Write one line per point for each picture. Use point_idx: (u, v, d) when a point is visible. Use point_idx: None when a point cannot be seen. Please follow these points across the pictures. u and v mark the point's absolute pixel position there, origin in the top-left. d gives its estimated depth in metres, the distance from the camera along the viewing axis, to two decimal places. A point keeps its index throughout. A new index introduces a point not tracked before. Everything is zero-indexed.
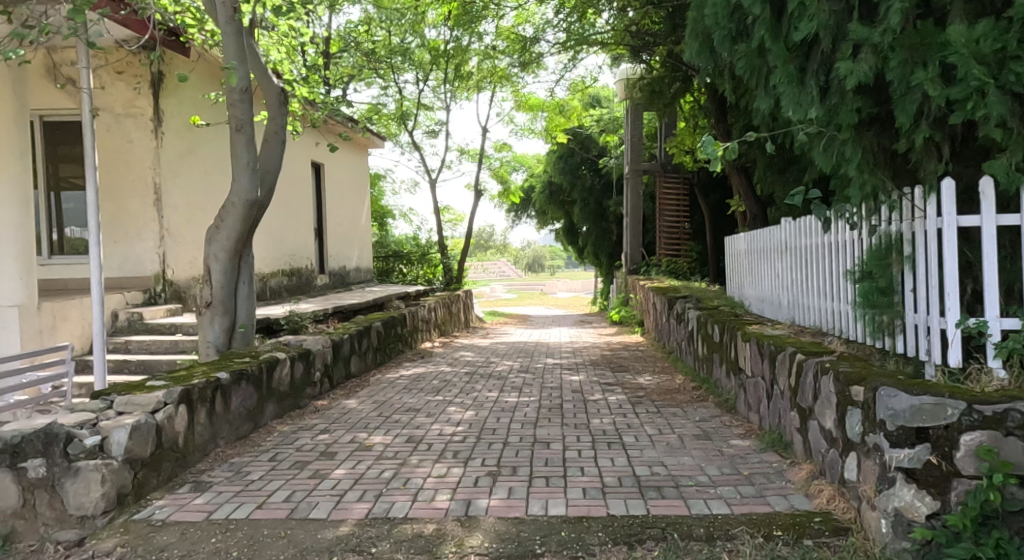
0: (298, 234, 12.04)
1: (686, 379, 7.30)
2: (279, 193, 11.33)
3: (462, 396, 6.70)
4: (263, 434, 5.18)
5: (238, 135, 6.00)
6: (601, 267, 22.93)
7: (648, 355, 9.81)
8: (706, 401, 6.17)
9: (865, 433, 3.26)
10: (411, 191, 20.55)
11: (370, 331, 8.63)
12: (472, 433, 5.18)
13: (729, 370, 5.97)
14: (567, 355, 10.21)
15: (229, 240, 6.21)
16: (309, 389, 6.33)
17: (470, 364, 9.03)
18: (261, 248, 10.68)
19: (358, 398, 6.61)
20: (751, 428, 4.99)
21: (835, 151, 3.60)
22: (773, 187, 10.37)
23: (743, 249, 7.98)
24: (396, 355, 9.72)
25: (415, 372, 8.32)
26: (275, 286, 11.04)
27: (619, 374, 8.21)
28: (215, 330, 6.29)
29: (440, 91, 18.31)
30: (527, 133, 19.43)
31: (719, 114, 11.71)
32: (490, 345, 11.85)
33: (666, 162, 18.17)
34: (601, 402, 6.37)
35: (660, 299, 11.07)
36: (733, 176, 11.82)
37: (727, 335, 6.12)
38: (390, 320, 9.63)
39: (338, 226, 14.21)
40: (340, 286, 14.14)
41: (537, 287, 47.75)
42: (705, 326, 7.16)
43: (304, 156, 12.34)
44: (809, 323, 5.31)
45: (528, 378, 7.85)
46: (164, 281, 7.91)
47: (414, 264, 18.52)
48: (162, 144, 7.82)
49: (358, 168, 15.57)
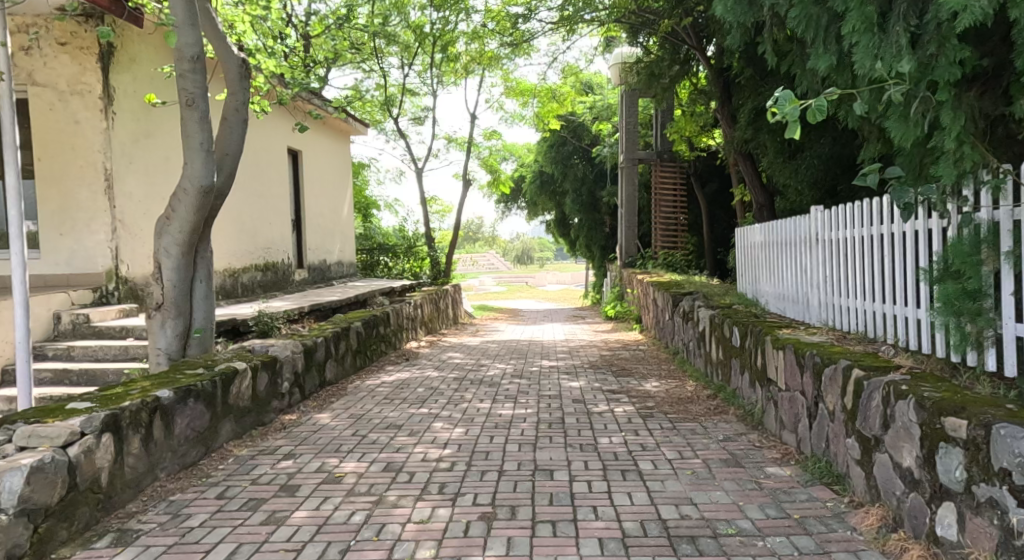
0: (274, 226, 11.24)
1: (699, 387, 6.59)
2: (252, 181, 10.53)
3: (450, 409, 5.96)
4: (215, 460, 4.42)
5: (189, 111, 5.18)
6: (593, 259, 22.23)
7: (650, 356, 9.10)
8: (725, 413, 5.47)
9: (972, 483, 2.62)
10: (396, 181, 19.77)
11: (350, 332, 7.92)
12: (462, 457, 4.44)
13: (753, 380, 5.26)
14: (563, 356, 9.48)
15: (181, 233, 5.42)
16: (276, 402, 5.61)
17: (459, 368, 8.29)
18: (232, 241, 9.88)
19: (333, 412, 5.87)
20: (787, 451, 4.28)
21: (925, 114, 3.19)
22: (783, 175, 9.73)
23: (758, 242, 7.30)
24: (379, 358, 8.98)
25: (399, 378, 7.57)
26: (248, 282, 10.24)
27: (622, 378, 7.49)
28: (166, 335, 5.52)
29: (426, 76, 17.58)
30: (517, 120, 18.66)
31: (723, 97, 11.03)
32: (480, 344, 11.11)
33: (663, 151, 17.48)
34: (607, 415, 5.65)
35: (662, 295, 10.36)
36: (738, 163, 11.12)
37: (749, 340, 5.42)
38: (371, 320, 8.86)
39: (318, 217, 13.40)
40: (320, 281, 13.36)
41: (526, 279, 47.02)
42: (719, 327, 6.46)
43: (279, 142, 11.54)
44: (852, 328, 4.77)
45: (523, 384, 7.11)
46: (117, 278, 7.11)
47: (400, 257, 17.75)
48: (113, 126, 7.01)
49: (340, 155, 14.78)
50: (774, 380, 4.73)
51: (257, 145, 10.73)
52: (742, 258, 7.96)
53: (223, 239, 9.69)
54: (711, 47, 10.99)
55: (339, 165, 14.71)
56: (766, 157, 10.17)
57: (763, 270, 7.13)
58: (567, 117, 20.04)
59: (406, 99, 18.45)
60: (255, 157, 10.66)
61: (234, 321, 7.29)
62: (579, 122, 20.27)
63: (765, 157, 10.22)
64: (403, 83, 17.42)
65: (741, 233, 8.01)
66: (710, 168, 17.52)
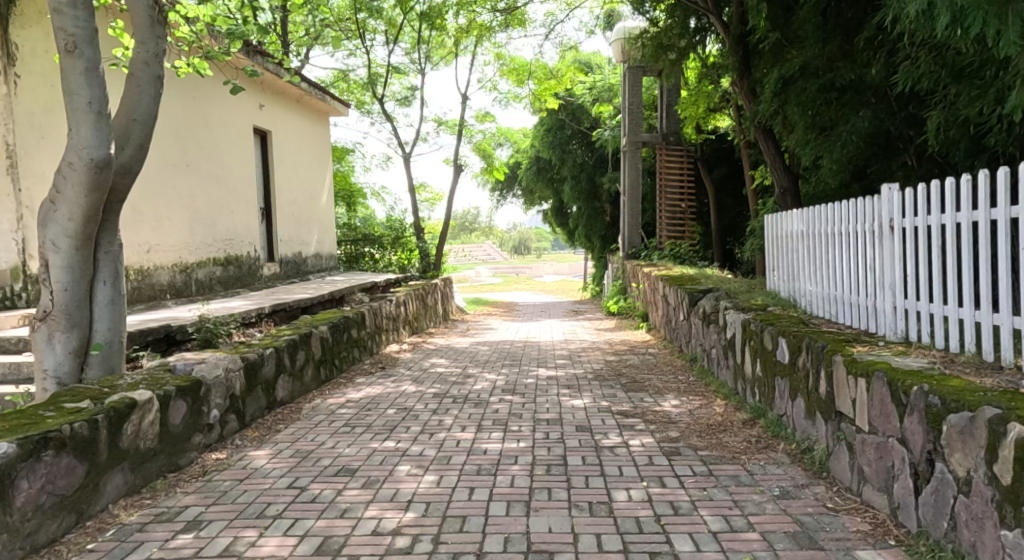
0: (237, 214, 10.01)
1: (730, 409, 5.40)
2: (211, 162, 9.30)
3: (422, 442, 4.75)
4: (88, 535, 3.28)
5: (71, 60, 4.00)
6: (593, 250, 20.99)
7: (662, 363, 7.90)
8: (771, 450, 4.29)
9: None
10: (383, 167, 18.54)
11: (311, 340, 6.71)
12: (428, 528, 3.29)
13: (812, 409, 4.07)
14: (563, 363, 8.26)
15: (72, 221, 4.19)
16: (199, 436, 4.43)
17: (442, 379, 7.10)
18: (187, 232, 8.67)
19: (274, 447, 4.66)
20: (879, 520, 3.10)
21: None
22: (813, 154, 8.60)
23: (797, 231, 6.09)
24: (350, 367, 7.76)
25: (368, 395, 6.37)
26: (203, 278, 9.02)
27: (634, 393, 6.29)
28: (55, 353, 4.29)
29: (413, 53, 16.59)
30: (512, 101, 17.51)
31: (742, 69, 9.79)
32: (470, 347, 9.90)
33: (670, 132, 16.32)
34: (621, 449, 4.47)
35: (674, 293, 9.12)
36: (760, 141, 9.89)
37: (803, 357, 4.22)
38: (341, 323, 7.67)
39: (292, 205, 12.17)
40: (294, 276, 12.14)
41: (523, 270, 45.85)
42: (754, 334, 5.25)
43: (244, 120, 10.29)
44: (969, 346, 3.64)
45: (515, 404, 5.91)
46: (24, 278, 5.84)
47: (388, 249, 16.56)
48: (16, 93, 5.75)
49: (318, 137, 13.57)
50: (848, 416, 3.54)
51: (216, 121, 9.47)
52: (769, 251, 6.91)
53: (177, 230, 8.46)
54: (728, 12, 9.83)
55: (317, 149, 13.51)
56: (794, 135, 8.93)
57: (797, 265, 6.09)
58: (565, 99, 18.82)
59: (393, 79, 17.30)
60: (216, 136, 9.46)
61: (168, 329, 6.04)
62: (578, 104, 19.10)
63: (793, 136, 8.98)
64: (389, 62, 16.33)
65: (771, 219, 6.83)
66: (718, 153, 16.69)
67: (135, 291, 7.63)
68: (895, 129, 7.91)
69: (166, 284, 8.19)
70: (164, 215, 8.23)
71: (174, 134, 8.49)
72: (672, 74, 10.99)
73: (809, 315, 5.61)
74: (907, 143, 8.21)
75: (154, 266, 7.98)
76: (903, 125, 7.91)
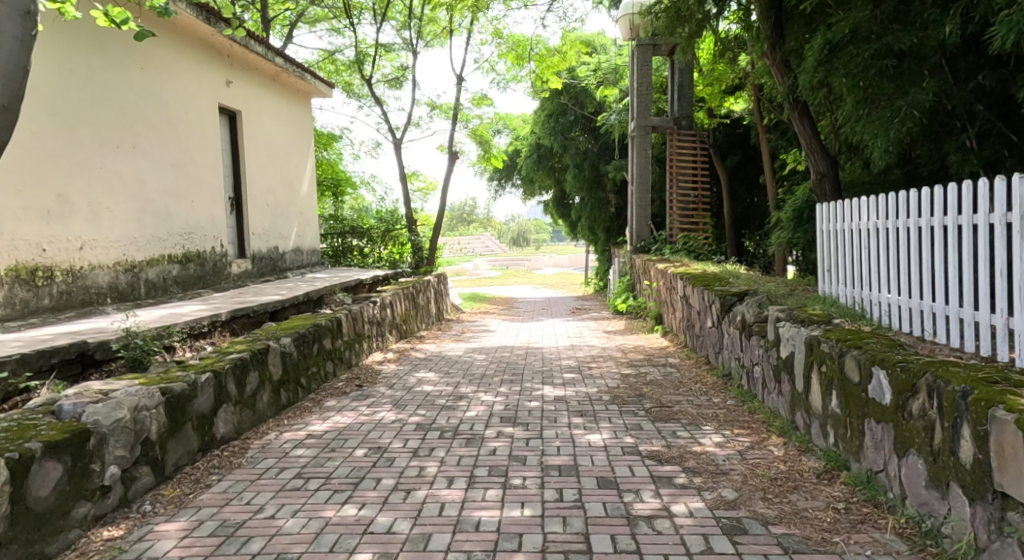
0: (198, 205, 8.76)
1: (795, 455, 4.22)
2: (167, 143, 8.07)
3: (393, 507, 3.56)
4: None
5: None
6: (596, 243, 19.78)
7: (689, 379, 6.71)
8: (873, 527, 3.15)
9: None
10: (373, 154, 17.36)
11: (267, 358, 5.50)
12: None
13: (938, 479, 2.93)
14: (573, 379, 7.05)
15: None
16: (84, 507, 3.26)
17: (429, 402, 5.92)
18: (134, 226, 7.46)
19: (193, 517, 3.48)
20: None
21: None
22: (862, 133, 7.43)
23: (876, 225, 4.98)
24: (321, 385, 6.56)
25: (337, 426, 5.19)
26: (155, 278, 7.81)
27: (664, 424, 5.11)
28: None
29: (404, 33, 15.49)
30: (510, 83, 16.31)
31: (775, 37, 8.53)
32: (463, 356, 8.72)
33: (681, 116, 14.77)
34: (663, 523, 3.33)
35: (699, 294, 7.92)
36: (795, 121, 8.73)
37: (919, 402, 3.05)
38: (310, 333, 6.47)
39: (266, 195, 10.91)
40: (269, 273, 10.90)
41: (521, 263, 44.62)
42: (825, 358, 4.06)
43: (207, 99, 9.04)
44: None
45: (517, 442, 4.72)
46: None
47: (378, 243, 15.35)
48: None
49: (300, 121, 12.39)
50: None
51: (172, 98, 8.23)
52: (831, 249, 5.80)
53: (120, 224, 7.23)
54: None
55: (298, 133, 12.31)
56: (841, 111, 7.70)
57: (876, 267, 4.99)
58: (567, 82, 17.61)
59: (382, 59, 16.12)
60: (173, 114, 8.24)
61: (83, 348, 4.83)
62: (581, 87, 17.89)
63: (839, 112, 7.75)
64: (378, 41, 15.25)
65: (834, 209, 5.73)
66: (730, 139, 15.78)
67: (65, 296, 6.45)
68: (958, 104, 6.83)
69: (106, 286, 6.99)
70: (105, 204, 7.01)
71: (119, 111, 7.27)
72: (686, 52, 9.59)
73: (904, 332, 4.52)
74: (966, 122, 7.15)
75: (91, 266, 6.78)
76: (968, 100, 6.85)
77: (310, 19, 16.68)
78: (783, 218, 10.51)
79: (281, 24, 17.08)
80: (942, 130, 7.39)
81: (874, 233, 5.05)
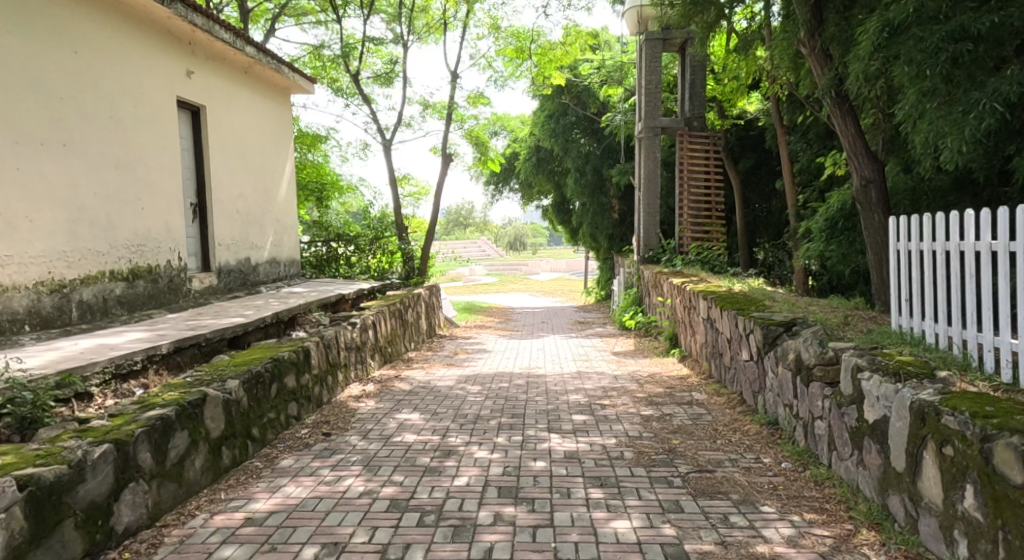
0: (151, 211, 7.58)
1: None
2: (111, 140, 6.92)
3: None
4: None
5: None
6: (598, 251, 18.59)
7: (725, 427, 5.56)
8: None
9: None
10: (362, 156, 16.16)
11: (202, 413, 4.28)
12: None
13: None
14: (584, 424, 5.87)
15: None
16: None
17: (409, 462, 4.74)
18: (63, 239, 6.29)
19: None
20: None
21: None
22: (921, 133, 6.28)
23: (994, 249, 3.83)
24: (279, 434, 5.39)
25: (288, 502, 4.06)
26: (93, 300, 6.66)
27: (710, 502, 3.97)
28: None
29: (394, 26, 14.36)
30: (509, 81, 15.21)
31: (814, 23, 7.33)
32: (454, 388, 7.56)
33: (692, 116, 13.61)
34: None
35: (729, 318, 6.79)
36: (837, 118, 7.54)
37: None
38: (266, 372, 5.29)
39: (235, 200, 9.72)
40: (238, 288, 9.69)
41: (517, 268, 43.34)
42: (954, 438, 2.97)
43: (162, 89, 7.87)
44: None
45: (520, 534, 3.60)
46: None
47: (366, 251, 14.15)
48: None
49: (278, 118, 11.21)
50: None
51: (118, 88, 7.09)
52: (911, 275, 4.64)
53: (42, 237, 6.06)
54: None
55: (275, 132, 11.12)
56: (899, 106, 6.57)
57: (988, 304, 3.85)
58: (569, 80, 16.48)
59: (371, 54, 14.99)
60: (119, 106, 7.09)
61: None
62: (583, 86, 16.74)
63: (897, 107, 6.62)
64: (365, 34, 14.13)
65: (917, 223, 4.57)
66: (743, 142, 14.73)
67: None
68: None
69: (23, 311, 5.87)
70: (22, 212, 5.86)
71: (48, 101, 6.15)
72: (704, 45, 8.38)
73: None
74: None
75: None
76: None
77: (294, 13, 15.53)
78: (814, 228, 9.35)
79: (263, 18, 15.98)
80: (1015, 131, 6.31)
81: (986, 256, 3.90)
